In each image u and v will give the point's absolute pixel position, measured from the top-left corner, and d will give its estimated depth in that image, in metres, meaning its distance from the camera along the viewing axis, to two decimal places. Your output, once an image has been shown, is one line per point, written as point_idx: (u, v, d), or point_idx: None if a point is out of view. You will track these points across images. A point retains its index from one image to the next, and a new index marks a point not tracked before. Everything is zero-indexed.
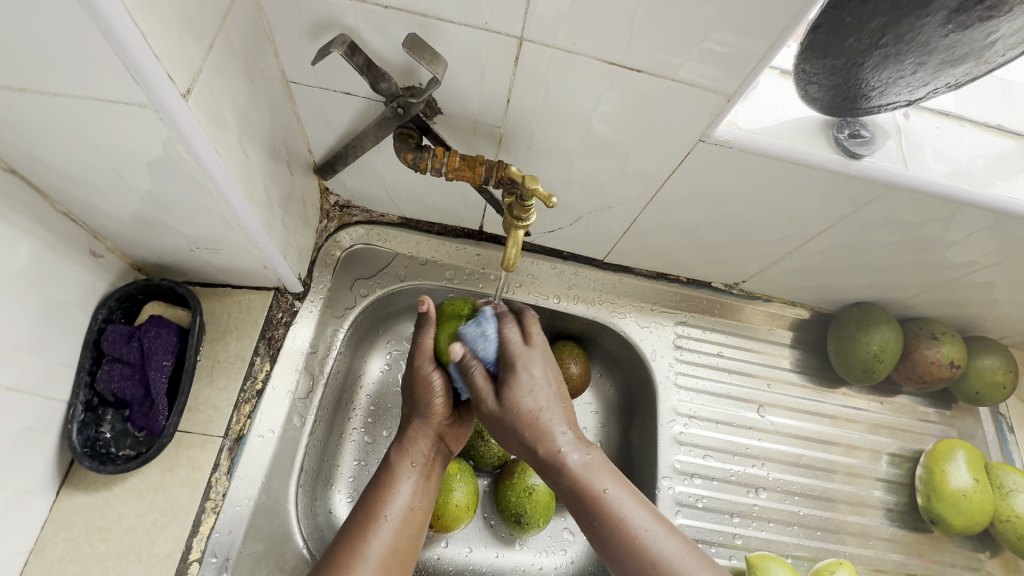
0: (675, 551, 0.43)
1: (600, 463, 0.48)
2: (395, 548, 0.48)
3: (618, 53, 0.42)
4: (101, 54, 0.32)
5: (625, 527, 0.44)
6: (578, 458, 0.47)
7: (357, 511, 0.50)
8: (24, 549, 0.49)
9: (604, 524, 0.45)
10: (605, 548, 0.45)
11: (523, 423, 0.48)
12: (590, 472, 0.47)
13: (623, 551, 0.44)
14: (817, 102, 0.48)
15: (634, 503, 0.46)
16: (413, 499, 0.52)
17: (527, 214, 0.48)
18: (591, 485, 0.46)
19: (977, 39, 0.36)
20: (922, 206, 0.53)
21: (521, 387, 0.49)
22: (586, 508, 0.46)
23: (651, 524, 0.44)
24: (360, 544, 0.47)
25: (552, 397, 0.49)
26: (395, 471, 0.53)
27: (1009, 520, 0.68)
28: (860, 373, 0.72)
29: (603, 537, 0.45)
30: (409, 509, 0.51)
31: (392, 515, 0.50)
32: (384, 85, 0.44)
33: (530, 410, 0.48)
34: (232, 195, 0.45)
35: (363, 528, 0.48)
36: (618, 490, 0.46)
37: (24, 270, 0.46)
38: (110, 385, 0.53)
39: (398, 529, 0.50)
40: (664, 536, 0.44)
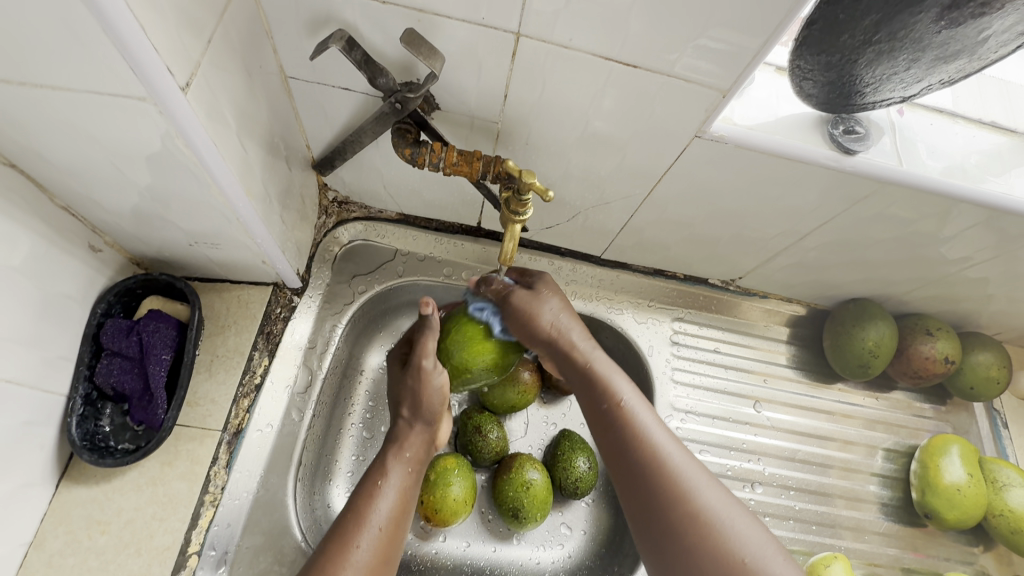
0: (680, 457, 0.44)
1: (619, 373, 0.51)
2: (383, 554, 0.46)
3: (614, 48, 0.42)
4: (100, 47, 0.32)
5: (634, 425, 0.46)
6: (598, 360, 0.51)
7: (345, 515, 0.48)
8: (23, 541, 0.49)
9: (615, 423, 0.47)
10: (614, 449, 0.47)
11: (542, 325, 0.52)
12: (608, 374, 0.50)
13: (632, 448, 0.45)
14: (813, 98, 0.48)
15: (644, 408, 0.48)
16: (404, 502, 0.50)
17: (524, 208, 0.48)
18: (609, 387, 0.49)
19: (970, 36, 0.36)
20: (917, 202, 0.54)
21: (543, 302, 0.53)
22: (602, 408, 0.49)
23: (659, 428, 0.46)
24: (348, 550, 0.45)
25: (571, 318, 0.53)
26: (385, 477, 0.51)
27: (1002, 515, 0.69)
28: (855, 368, 0.73)
29: (613, 436, 0.47)
30: (397, 514, 0.49)
31: (382, 524, 0.47)
32: (382, 80, 0.43)
33: (552, 322, 0.52)
34: (231, 189, 0.45)
35: (350, 535, 0.46)
36: (635, 396, 0.49)
37: (24, 264, 0.46)
38: (109, 379, 0.53)
39: (387, 536, 0.47)
40: (670, 440, 0.46)
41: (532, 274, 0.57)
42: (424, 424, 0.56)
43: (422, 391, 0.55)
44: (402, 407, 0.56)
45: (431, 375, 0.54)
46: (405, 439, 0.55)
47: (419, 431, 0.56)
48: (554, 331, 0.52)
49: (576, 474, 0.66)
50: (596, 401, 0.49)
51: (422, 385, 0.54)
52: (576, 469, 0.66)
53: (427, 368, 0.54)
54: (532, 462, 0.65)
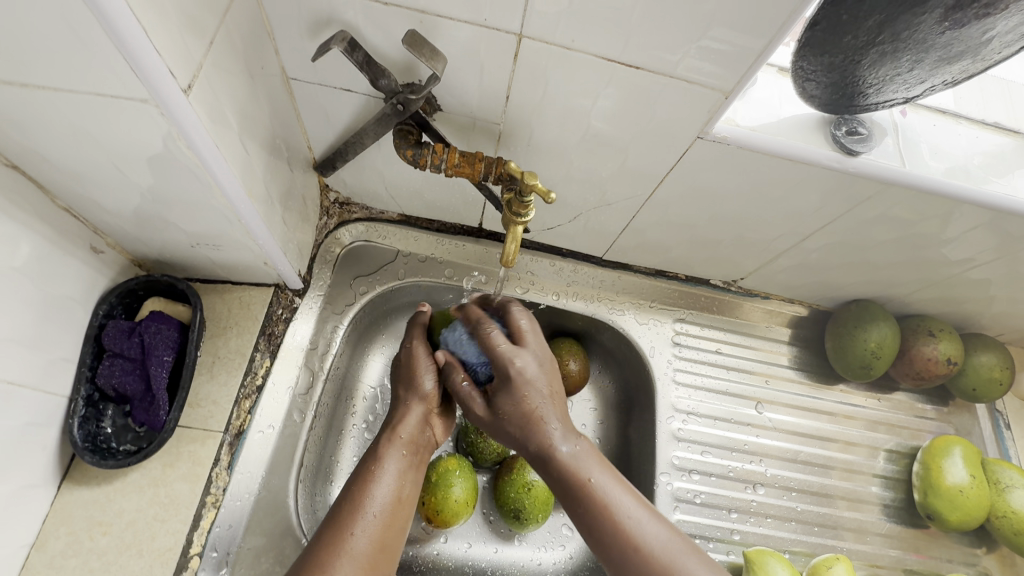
0: (665, 540, 0.45)
1: (589, 452, 0.49)
2: (379, 544, 0.46)
3: (616, 50, 0.42)
4: (102, 49, 0.32)
5: (615, 517, 0.45)
6: (571, 449, 0.49)
7: (339, 505, 0.48)
8: (25, 543, 0.49)
9: (595, 517, 0.46)
10: (598, 542, 0.46)
11: (515, 398, 0.50)
12: (583, 463, 0.48)
13: (617, 546, 0.45)
14: (815, 99, 0.48)
15: (619, 488, 0.47)
16: (400, 490, 0.50)
17: (525, 210, 0.48)
18: (584, 476, 0.47)
19: (974, 37, 0.36)
20: (920, 203, 0.53)
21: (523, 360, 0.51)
22: (578, 502, 0.47)
23: (640, 513, 0.46)
24: (344, 539, 0.45)
25: (544, 382, 0.51)
26: (381, 462, 0.51)
27: (1005, 516, 0.68)
28: (857, 369, 0.72)
29: (595, 530, 0.46)
30: (394, 501, 0.49)
31: (379, 511, 0.47)
32: (384, 81, 0.44)
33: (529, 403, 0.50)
34: (232, 191, 0.45)
35: (345, 524, 0.46)
36: (609, 480, 0.48)
37: (25, 265, 0.46)
38: (111, 380, 0.53)
39: (386, 523, 0.47)
40: (652, 522, 0.46)
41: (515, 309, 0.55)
42: (421, 404, 0.56)
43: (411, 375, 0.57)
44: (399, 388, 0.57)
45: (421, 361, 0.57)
46: (400, 422, 0.54)
47: (415, 411, 0.55)
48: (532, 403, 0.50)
49: None
50: (571, 488, 0.47)
51: (414, 366, 0.57)
52: None
53: (417, 352, 0.58)
54: None
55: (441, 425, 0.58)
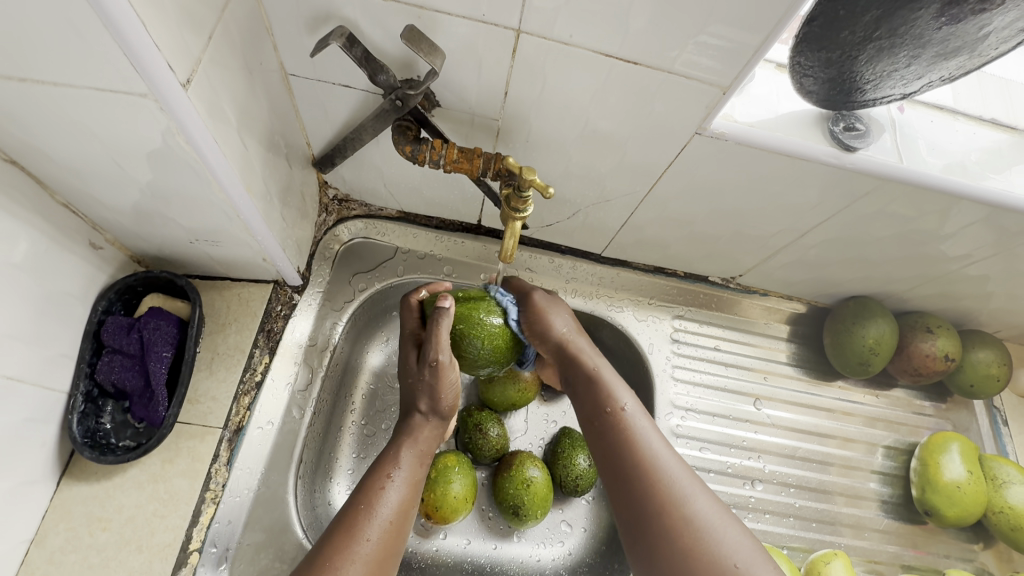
0: (676, 466, 0.46)
1: (621, 384, 0.53)
2: (388, 548, 0.47)
3: (615, 45, 0.42)
4: (101, 44, 0.32)
5: (633, 432, 0.48)
6: (606, 373, 0.53)
7: (352, 507, 0.48)
8: (25, 538, 0.49)
9: (615, 431, 0.49)
10: (613, 457, 0.48)
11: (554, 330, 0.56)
12: (612, 386, 0.52)
13: (628, 454, 0.47)
14: (813, 95, 0.48)
15: (646, 419, 0.50)
16: (412, 495, 0.51)
17: (524, 205, 0.48)
18: (613, 397, 0.51)
19: (971, 32, 0.36)
20: (917, 199, 0.54)
21: (560, 310, 0.58)
22: (601, 417, 0.51)
23: (657, 440, 0.48)
24: (354, 542, 0.45)
25: (578, 332, 0.57)
26: (395, 469, 0.51)
27: (1002, 512, 0.69)
28: (856, 365, 0.73)
29: (613, 446, 0.49)
30: (405, 507, 0.50)
31: (390, 517, 0.48)
32: (382, 77, 0.44)
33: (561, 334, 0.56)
34: (231, 186, 0.45)
35: (358, 527, 0.46)
36: (636, 407, 0.51)
37: (24, 261, 0.46)
38: (110, 376, 0.53)
39: (395, 529, 0.48)
40: (668, 453, 0.47)
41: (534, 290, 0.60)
42: (439, 418, 0.56)
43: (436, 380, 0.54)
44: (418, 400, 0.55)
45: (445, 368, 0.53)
46: (418, 434, 0.55)
47: (434, 424, 0.56)
48: (563, 336, 0.56)
49: (577, 471, 0.66)
50: (599, 405, 0.51)
51: (438, 379, 0.54)
52: (576, 466, 0.66)
53: (444, 367, 0.53)
54: (533, 459, 0.65)
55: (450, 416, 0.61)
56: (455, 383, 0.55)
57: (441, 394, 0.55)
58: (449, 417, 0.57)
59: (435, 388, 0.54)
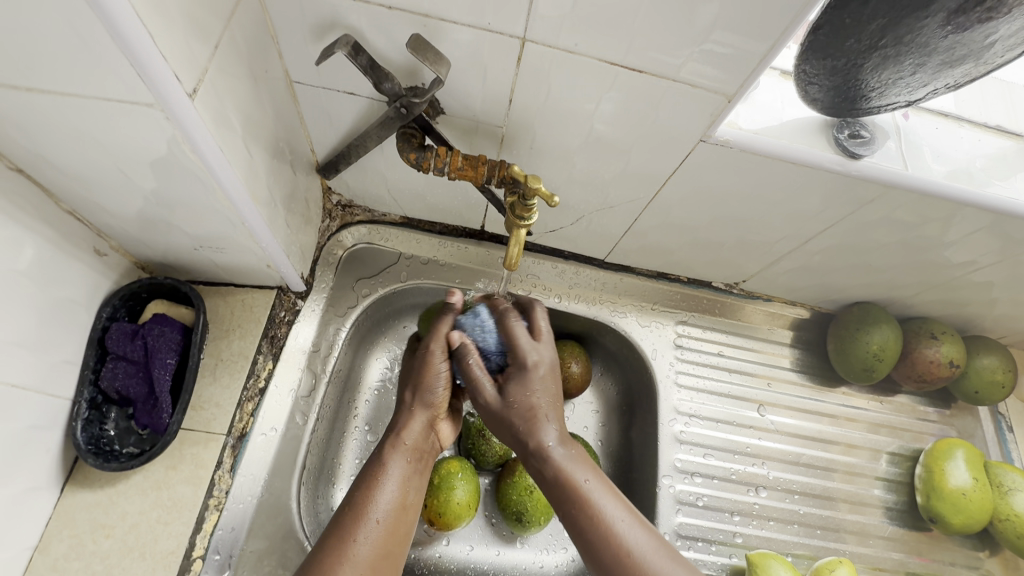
0: (652, 550, 0.44)
1: (582, 461, 0.48)
2: (383, 549, 0.47)
3: (620, 53, 0.42)
4: (109, 54, 0.32)
5: (603, 525, 0.44)
6: (564, 450, 0.48)
7: (342, 510, 0.48)
8: (29, 545, 0.49)
9: (586, 526, 0.45)
10: (584, 545, 0.45)
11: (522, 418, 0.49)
12: (571, 467, 0.47)
13: (604, 553, 0.44)
14: (818, 103, 0.48)
15: (609, 497, 0.46)
16: (404, 494, 0.50)
17: (530, 213, 0.48)
18: (575, 478, 0.47)
19: (976, 40, 0.36)
20: (922, 206, 0.53)
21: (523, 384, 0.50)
22: (568, 508, 0.46)
23: (627, 522, 0.45)
24: (347, 545, 0.45)
25: (549, 390, 0.51)
26: (384, 470, 0.50)
27: (1008, 519, 0.68)
28: (859, 372, 0.72)
29: (588, 543, 0.45)
30: (397, 508, 0.49)
31: (381, 517, 0.48)
32: (388, 85, 0.44)
33: (529, 404, 0.49)
34: (236, 194, 0.45)
35: (347, 530, 0.46)
36: (597, 484, 0.47)
37: (29, 269, 0.46)
38: (114, 383, 0.53)
39: (387, 531, 0.47)
40: (642, 535, 0.45)
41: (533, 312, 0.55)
42: (425, 409, 0.55)
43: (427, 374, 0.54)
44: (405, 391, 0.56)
45: (435, 360, 0.54)
46: (403, 430, 0.53)
47: (419, 417, 0.54)
48: (535, 402, 0.49)
49: None
50: (563, 488, 0.47)
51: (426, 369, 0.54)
52: None
53: (435, 355, 0.54)
54: None
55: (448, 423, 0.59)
56: (442, 375, 0.55)
57: (435, 383, 0.55)
58: (438, 411, 0.56)
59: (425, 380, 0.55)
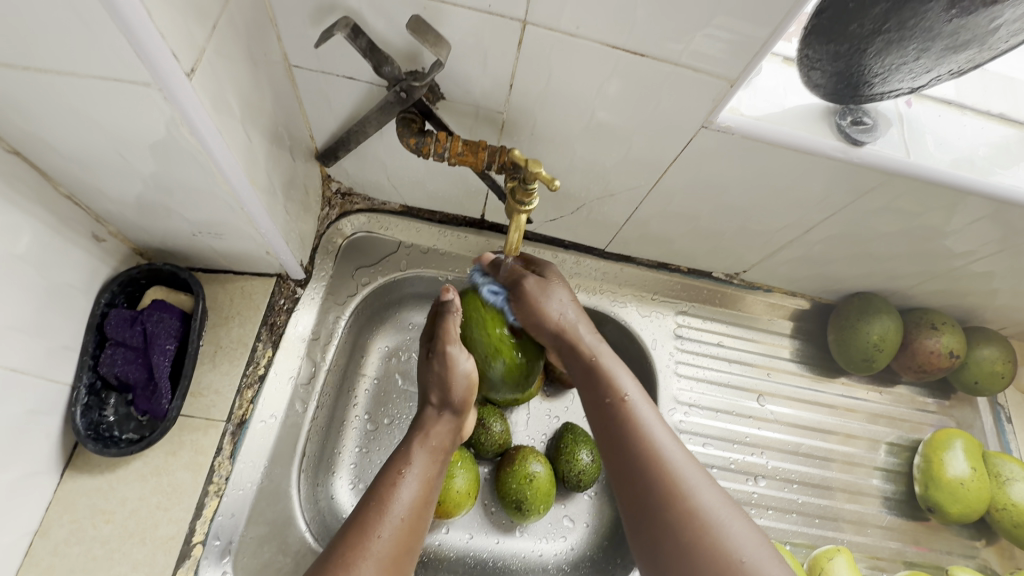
0: (683, 460, 0.46)
1: (621, 368, 0.54)
2: (404, 543, 0.47)
3: (621, 37, 0.42)
4: (107, 33, 0.32)
5: (644, 433, 0.48)
6: (601, 350, 0.56)
7: (365, 505, 0.48)
8: (29, 530, 0.49)
9: (625, 431, 0.49)
10: (617, 448, 0.49)
11: (551, 314, 0.56)
12: (611, 367, 0.54)
13: (634, 450, 0.47)
14: (820, 89, 0.48)
15: (647, 406, 0.50)
16: (427, 490, 0.51)
17: (530, 198, 0.48)
18: (611, 377, 0.53)
19: (981, 25, 0.36)
20: (924, 194, 0.53)
21: (554, 292, 0.57)
22: (603, 404, 0.52)
23: (663, 431, 0.48)
24: (369, 540, 0.45)
25: (576, 313, 0.58)
26: (407, 465, 0.52)
27: (1005, 509, 0.68)
28: (859, 362, 0.72)
29: (622, 442, 0.48)
30: (419, 505, 0.50)
31: (405, 514, 0.48)
32: (387, 68, 0.43)
33: (557, 317, 0.56)
34: (236, 178, 0.45)
35: (372, 524, 0.47)
36: (637, 393, 0.52)
37: (27, 253, 0.46)
38: (113, 369, 0.53)
39: (408, 527, 0.48)
40: (672, 447, 0.47)
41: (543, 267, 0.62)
42: (450, 415, 0.57)
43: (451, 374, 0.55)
44: (431, 395, 0.56)
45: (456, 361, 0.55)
46: (430, 428, 0.56)
47: (444, 420, 0.56)
48: (560, 321, 0.56)
49: (579, 466, 0.66)
50: (601, 391, 0.52)
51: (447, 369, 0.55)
52: (578, 461, 0.66)
53: (453, 356, 0.55)
54: (536, 455, 0.65)
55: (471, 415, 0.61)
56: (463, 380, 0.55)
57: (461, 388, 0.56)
58: (463, 414, 0.57)
59: (446, 385, 0.55)
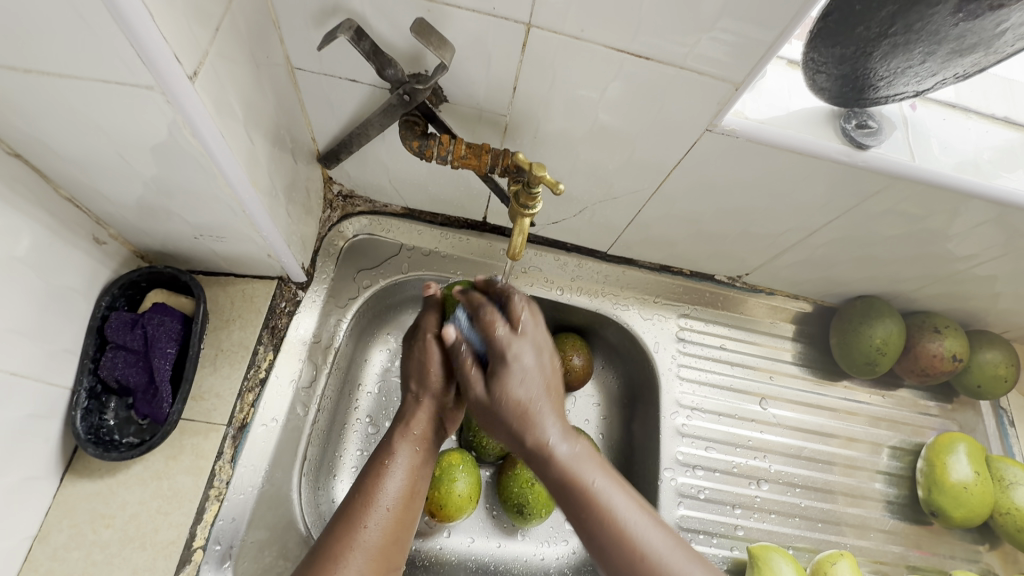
0: (650, 528, 0.44)
1: (585, 454, 0.47)
2: (391, 536, 0.47)
3: (627, 40, 0.42)
4: (109, 35, 0.31)
5: (615, 522, 0.44)
6: (567, 449, 0.47)
7: (353, 495, 0.49)
8: (28, 535, 0.49)
9: (595, 524, 0.44)
10: (593, 540, 0.44)
11: (520, 396, 0.47)
12: (571, 457, 0.46)
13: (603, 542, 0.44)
14: (826, 92, 0.47)
15: (616, 489, 0.46)
16: (413, 482, 0.51)
17: (533, 202, 0.48)
18: (581, 478, 0.45)
19: (987, 28, 0.36)
20: (929, 198, 0.53)
21: (512, 376, 0.48)
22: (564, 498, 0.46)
23: (637, 514, 0.45)
24: (357, 531, 0.46)
25: (538, 375, 0.49)
26: (394, 456, 0.51)
27: (1008, 513, 0.68)
28: (862, 366, 0.72)
29: (600, 542, 0.44)
30: (406, 495, 0.50)
31: (390, 504, 0.48)
32: (390, 71, 0.43)
33: (523, 401, 0.47)
34: (237, 181, 0.44)
35: (357, 516, 0.47)
36: (604, 481, 0.46)
37: (27, 256, 0.46)
38: (114, 372, 0.53)
39: (394, 518, 0.48)
40: (649, 525, 0.44)
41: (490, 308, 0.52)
42: (433, 400, 0.56)
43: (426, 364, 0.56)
44: (409, 383, 0.56)
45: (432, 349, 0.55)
46: (411, 418, 0.55)
47: (426, 408, 0.55)
48: (525, 400, 0.47)
49: None
50: (567, 483, 0.46)
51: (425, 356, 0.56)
52: None
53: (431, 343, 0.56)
54: None
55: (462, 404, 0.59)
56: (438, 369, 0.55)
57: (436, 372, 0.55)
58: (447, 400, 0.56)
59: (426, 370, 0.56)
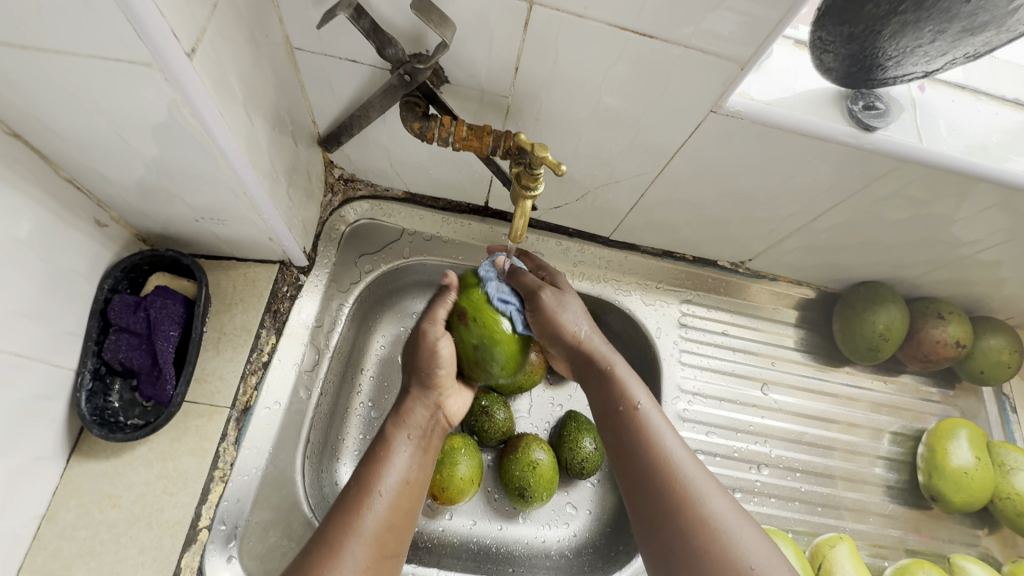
0: (689, 466, 0.43)
1: (636, 379, 0.50)
2: (390, 523, 0.47)
3: (631, 18, 0.41)
4: (109, 12, 0.31)
5: (650, 438, 0.45)
6: (620, 368, 0.51)
7: (350, 485, 0.49)
8: (36, 514, 0.50)
9: (630, 440, 0.46)
10: (625, 458, 0.46)
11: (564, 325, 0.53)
12: (627, 380, 0.50)
13: (642, 462, 0.44)
14: (832, 73, 0.47)
15: (657, 413, 0.47)
16: (411, 472, 0.51)
17: (535, 183, 0.47)
18: (626, 395, 0.48)
19: (1000, 5, 0.35)
20: (935, 182, 0.52)
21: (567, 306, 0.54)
22: (616, 415, 0.48)
23: (669, 436, 0.45)
24: (355, 518, 0.46)
25: (589, 323, 0.55)
26: (390, 447, 0.52)
27: (1008, 498, 0.68)
28: (865, 351, 0.72)
29: (631, 456, 0.45)
30: (404, 483, 0.50)
31: (387, 490, 0.48)
32: (391, 50, 0.43)
33: (574, 324, 0.54)
34: (237, 160, 0.44)
35: (355, 504, 0.46)
36: (648, 403, 0.48)
37: (29, 238, 0.46)
38: (118, 355, 0.53)
39: (391, 504, 0.48)
40: (683, 451, 0.44)
41: (556, 278, 0.59)
42: (427, 392, 0.56)
43: (431, 355, 0.55)
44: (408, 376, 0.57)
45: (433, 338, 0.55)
46: (408, 411, 0.55)
47: (419, 398, 0.56)
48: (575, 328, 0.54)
49: (582, 454, 0.66)
50: (612, 402, 0.49)
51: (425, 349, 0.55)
52: (581, 449, 0.66)
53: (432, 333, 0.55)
54: (539, 442, 0.65)
55: (456, 398, 0.60)
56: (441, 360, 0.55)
57: (435, 360, 0.55)
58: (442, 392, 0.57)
59: (424, 363, 0.56)
